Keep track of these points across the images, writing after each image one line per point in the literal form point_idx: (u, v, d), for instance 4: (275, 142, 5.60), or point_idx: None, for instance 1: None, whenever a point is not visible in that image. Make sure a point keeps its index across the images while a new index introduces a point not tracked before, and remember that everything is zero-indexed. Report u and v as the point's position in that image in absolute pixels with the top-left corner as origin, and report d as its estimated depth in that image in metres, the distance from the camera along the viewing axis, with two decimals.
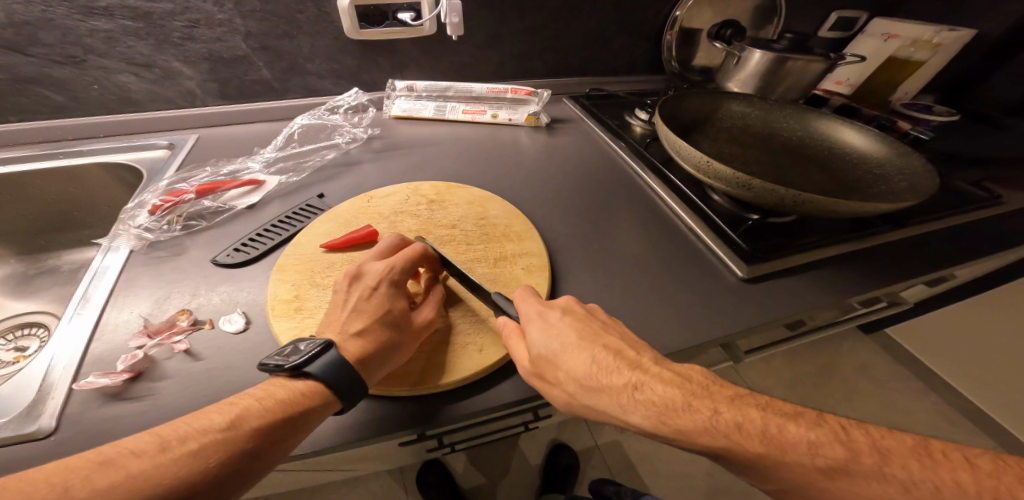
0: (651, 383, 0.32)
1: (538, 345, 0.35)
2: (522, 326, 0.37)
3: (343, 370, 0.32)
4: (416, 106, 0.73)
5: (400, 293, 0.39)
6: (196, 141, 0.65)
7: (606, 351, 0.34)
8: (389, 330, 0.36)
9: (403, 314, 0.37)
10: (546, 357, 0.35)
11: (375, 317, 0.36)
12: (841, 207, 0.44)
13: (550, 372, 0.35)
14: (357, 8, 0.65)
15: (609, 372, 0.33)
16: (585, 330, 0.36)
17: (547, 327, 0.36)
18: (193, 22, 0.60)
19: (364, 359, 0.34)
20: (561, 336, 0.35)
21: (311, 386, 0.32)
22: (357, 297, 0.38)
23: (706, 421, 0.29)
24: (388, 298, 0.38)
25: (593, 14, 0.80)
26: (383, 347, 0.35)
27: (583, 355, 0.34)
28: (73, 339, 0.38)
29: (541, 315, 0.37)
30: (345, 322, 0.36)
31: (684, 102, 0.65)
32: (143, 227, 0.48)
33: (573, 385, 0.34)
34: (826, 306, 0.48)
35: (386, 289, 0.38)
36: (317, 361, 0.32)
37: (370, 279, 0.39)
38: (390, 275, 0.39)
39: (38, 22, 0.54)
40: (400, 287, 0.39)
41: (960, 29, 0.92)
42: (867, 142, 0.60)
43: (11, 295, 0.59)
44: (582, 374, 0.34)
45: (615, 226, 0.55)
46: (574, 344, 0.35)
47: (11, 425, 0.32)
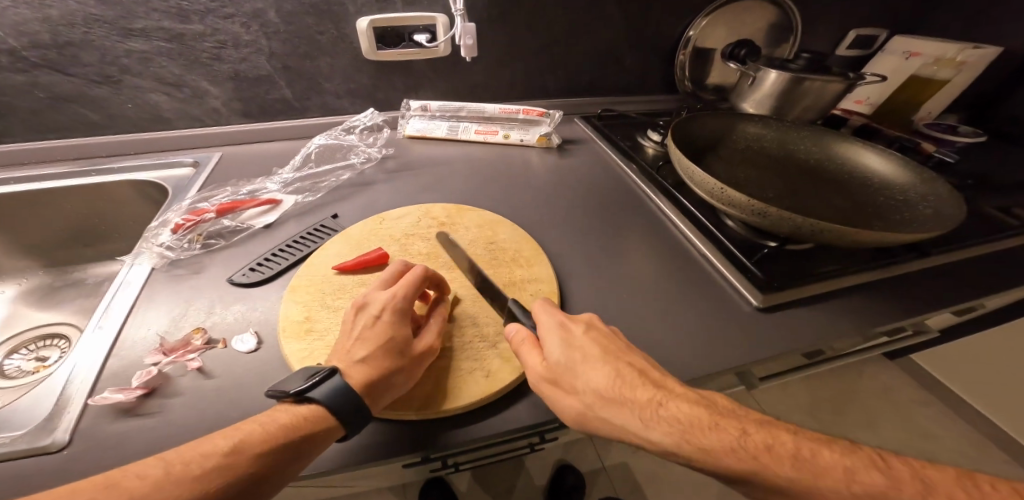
0: (675, 400, 0.31)
1: (557, 354, 0.35)
2: (540, 339, 0.37)
3: (348, 397, 0.32)
4: (429, 126, 0.74)
5: (404, 320, 0.39)
6: (219, 159, 0.67)
7: (629, 367, 0.34)
8: (393, 357, 0.36)
9: (407, 342, 0.37)
10: (565, 367, 0.34)
11: (378, 346, 0.36)
12: (861, 237, 0.43)
13: (567, 380, 0.34)
14: (376, 29, 0.67)
15: (632, 386, 0.32)
16: (607, 345, 0.36)
17: (569, 339, 0.36)
18: (221, 43, 0.63)
19: (368, 388, 0.33)
20: (581, 347, 0.35)
21: (314, 411, 0.32)
22: (362, 325, 0.38)
23: (733, 441, 0.28)
24: (392, 325, 0.38)
25: (606, 34, 0.81)
26: (387, 374, 0.35)
27: (603, 367, 0.34)
28: (93, 352, 0.39)
29: (563, 327, 0.37)
30: (351, 348, 0.36)
31: (697, 123, 0.64)
32: (166, 245, 0.50)
33: (590, 396, 0.33)
34: (846, 336, 0.46)
35: (390, 317, 0.38)
36: (320, 387, 0.33)
37: (374, 307, 0.39)
38: (393, 303, 0.39)
39: (79, 43, 0.58)
40: (404, 313, 0.39)
41: (984, 46, 0.90)
42: (890, 167, 0.58)
43: (37, 305, 0.62)
44: (599, 384, 0.33)
45: (626, 252, 0.54)
46: (593, 355, 0.35)
47: (26, 438, 0.32)
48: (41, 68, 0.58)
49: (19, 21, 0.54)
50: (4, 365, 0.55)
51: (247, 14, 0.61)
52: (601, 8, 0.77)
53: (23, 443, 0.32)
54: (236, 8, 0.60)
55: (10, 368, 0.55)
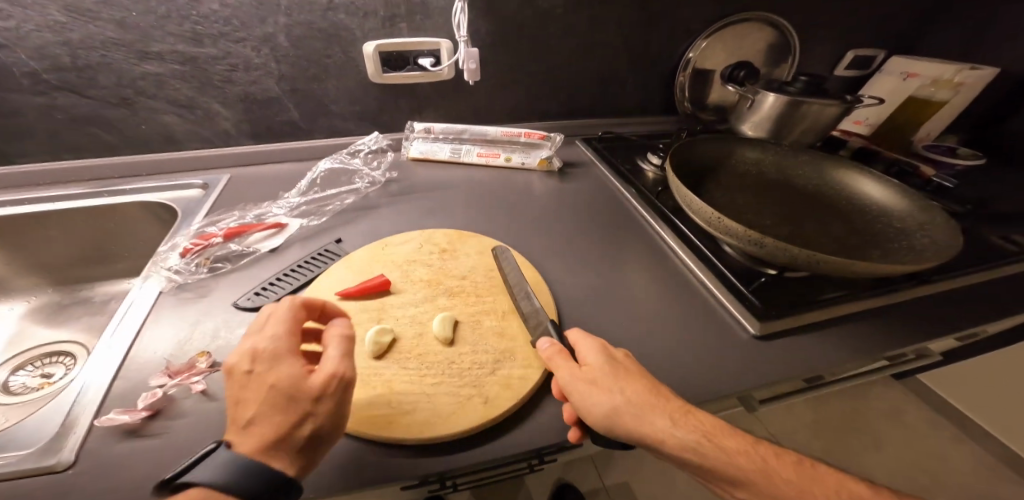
0: (699, 411, 0.35)
1: (598, 359, 0.37)
2: (580, 347, 0.39)
3: (245, 463, 0.27)
4: (432, 148, 0.76)
5: (285, 358, 0.34)
6: (228, 180, 0.68)
7: (658, 384, 0.37)
8: (284, 405, 0.31)
9: (293, 383, 0.32)
10: (604, 370, 0.36)
11: (261, 399, 0.31)
12: (858, 268, 0.43)
13: (606, 380, 0.35)
14: (382, 53, 0.69)
15: (663, 396, 0.35)
16: (639, 364, 0.39)
17: (607, 351, 0.38)
18: (232, 66, 0.65)
19: (266, 449, 0.29)
20: (620, 360, 0.38)
21: (198, 495, 0.26)
22: (236, 387, 0.32)
23: (744, 447, 0.33)
24: (267, 374, 0.32)
25: (606, 57, 0.83)
26: (284, 427, 0.30)
27: (640, 378, 0.36)
28: (102, 371, 0.40)
29: (600, 341, 0.40)
30: (234, 416, 0.31)
31: (696, 148, 0.65)
32: (174, 269, 0.51)
33: (627, 395, 0.34)
34: (847, 363, 0.46)
35: (265, 366, 0.33)
36: (198, 468, 0.27)
37: (242, 362, 0.33)
38: (256, 350, 0.34)
39: (97, 66, 0.60)
40: (282, 353, 0.34)
41: (982, 68, 0.90)
42: (886, 193, 0.59)
43: (45, 323, 0.63)
44: (636, 388, 0.35)
45: (626, 278, 0.55)
46: (630, 368, 0.37)
47: (33, 458, 0.33)
48: (60, 90, 0.60)
49: (41, 45, 0.56)
50: (10, 381, 0.56)
51: (258, 38, 0.63)
52: (601, 32, 0.79)
53: (29, 462, 0.33)
54: (248, 32, 0.62)
55: (15, 384, 0.55)
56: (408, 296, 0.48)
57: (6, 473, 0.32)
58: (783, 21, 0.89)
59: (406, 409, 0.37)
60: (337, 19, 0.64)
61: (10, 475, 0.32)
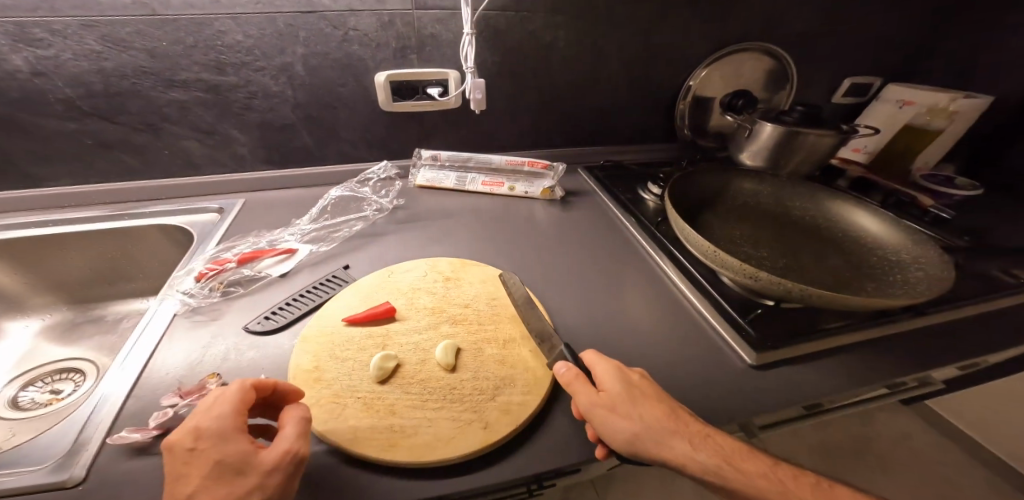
0: (718, 435, 0.36)
1: (615, 385, 0.38)
2: (600, 372, 0.40)
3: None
4: (438, 176, 0.78)
5: (235, 434, 0.32)
6: (243, 205, 0.71)
7: (678, 407, 0.38)
8: (231, 481, 0.29)
9: (243, 458, 0.30)
10: (623, 395, 0.37)
11: (201, 477, 0.29)
12: (854, 303, 0.44)
13: (624, 406, 0.36)
14: (392, 82, 0.72)
15: (683, 419, 0.36)
16: (659, 388, 0.39)
17: (625, 375, 0.39)
18: (252, 94, 0.68)
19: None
20: (638, 384, 0.39)
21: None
22: (176, 467, 0.30)
23: (765, 469, 0.34)
24: (215, 450, 0.30)
25: (608, 87, 0.86)
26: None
27: (659, 403, 0.37)
28: (117, 388, 0.42)
29: (617, 366, 0.40)
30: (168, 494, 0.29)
31: (694, 180, 0.68)
32: (188, 292, 0.53)
33: (646, 421, 0.35)
34: (844, 393, 0.47)
35: (212, 440, 0.31)
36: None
37: (186, 440, 0.31)
38: (205, 426, 0.32)
39: (128, 93, 0.63)
40: (230, 428, 0.32)
41: (977, 97, 0.92)
42: (881, 224, 0.61)
43: (58, 340, 0.65)
44: (655, 413, 0.36)
45: (625, 308, 0.56)
46: (650, 392, 0.38)
47: (46, 472, 0.34)
48: (91, 116, 0.64)
49: (77, 73, 0.59)
50: (20, 397, 0.57)
51: (276, 67, 0.67)
52: (603, 64, 0.82)
53: (42, 477, 0.34)
54: (268, 62, 0.66)
55: (25, 400, 0.57)
56: (412, 324, 0.50)
57: (20, 488, 0.33)
58: (780, 50, 0.92)
59: (406, 432, 0.38)
60: (352, 50, 0.68)
61: (25, 489, 0.33)
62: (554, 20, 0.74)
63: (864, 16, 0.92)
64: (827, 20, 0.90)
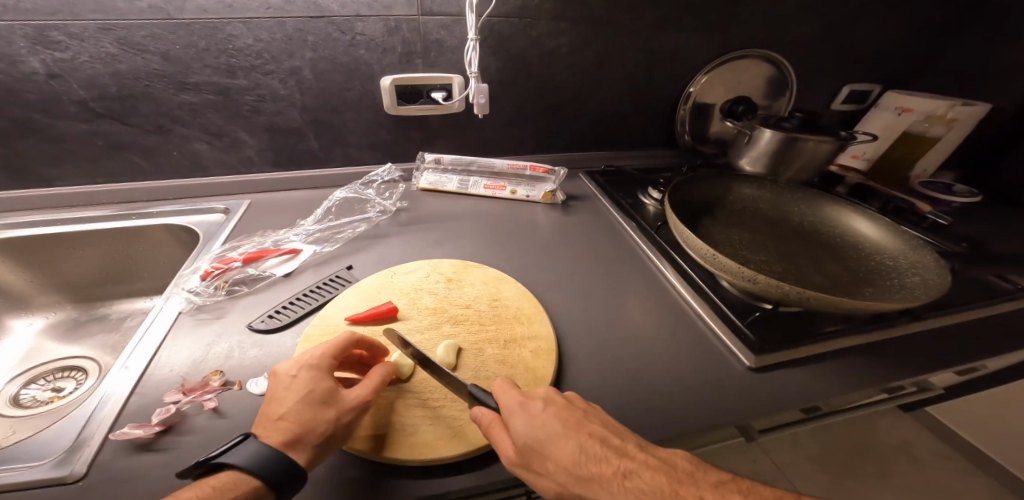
0: (638, 470, 0.33)
1: (522, 436, 0.35)
2: (505, 416, 0.36)
3: (266, 454, 0.32)
4: (441, 179, 0.79)
5: (325, 373, 0.39)
6: (248, 206, 0.72)
7: (590, 438, 0.35)
8: (315, 409, 0.36)
9: (329, 393, 0.37)
10: (533, 447, 0.35)
11: (294, 403, 0.36)
12: (847, 305, 0.45)
13: (538, 462, 0.34)
14: (397, 86, 0.73)
15: (596, 461, 0.33)
16: (570, 420, 0.36)
17: (530, 418, 0.36)
18: (260, 97, 0.69)
19: (285, 448, 0.33)
20: (543, 426, 0.35)
21: (225, 480, 0.31)
22: (280, 388, 0.38)
23: None
24: (310, 382, 0.37)
25: (610, 93, 0.87)
26: (308, 427, 0.35)
27: (568, 444, 0.34)
28: (120, 386, 0.42)
29: (522, 407, 0.37)
30: (267, 411, 0.36)
31: (694, 186, 0.69)
32: (194, 291, 0.54)
33: (561, 474, 0.34)
34: (840, 395, 0.47)
35: (308, 373, 0.38)
36: (231, 452, 0.32)
37: (292, 368, 0.39)
38: (310, 361, 0.39)
39: (141, 95, 0.65)
40: (324, 367, 0.39)
41: (976, 104, 0.92)
42: (878, 230, 0.62)
43: (61, 338, 0.65)
44: (570, 462, 0.34)
45: (625, 310, 0.57)
46: (557, 432, 0.35)
47: (49, 468, 0.35)
48: (104, 118, 0.65)
49: (92, 75, 0.61)
50: (21, 395, 0.58)
51: (285, 71, 0.68)
52: (606, 70, 0.84)
53: (44, 472, 0.34)
54: (277, 66, 0.67)
55: (26, 398, 0.57)
56: (414, 324, 0.51)
57: (23, 483, 0.33)
58: (780, 58, 0.93)
59: (404, 429, 0.39)
60: (359, 55, 0.69)
61: (27, 484, 0.33)
62: (558, 27, 0.75)
63: (862, 26, 0.93)
64: (827, 30, 0.92)
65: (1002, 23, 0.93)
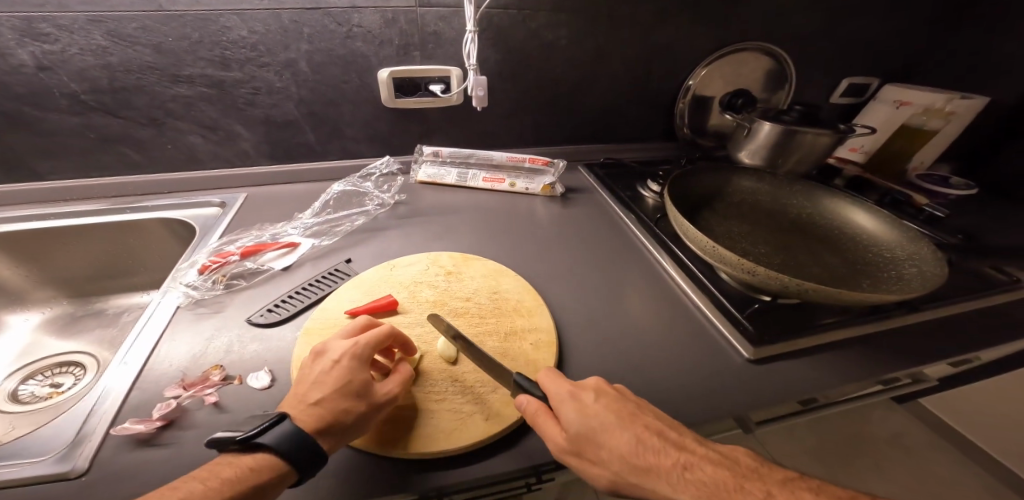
0: (700, 464, 0.33)
1: (576, 425, 0.35)
2: (557, 405, 0.36)
3: (297, 440, 0.33)
4: (440, 172, 0.79)
5: (363, 365, 0.39)
6: (245, 199, 0.72)
7: (647, 431, 0.35)
8: (349, 398, 0.37)
9: (364, 385, 0.38)
10: (588, 436, 0.35)
11: (331, 391, 0.37)
12: (848, 298, 0.45)
13: (591, 451, 0.34)
14: (395, 79, 0.73)
15: (655, 452, 0.33)
16: (624, 411, 0.36)
17: (582, 408, 0.36)
18: (255, 90, 0.68)
19: (316, 434, 0.34)
20: (597, 416, 0.35)
21: (261, 460, 0.32)
22: (320, 371, 0.39)
23: None
24: (350, 371, 0.38)
25: (608, 86, 0.87)
26: (340, 416, 0.36)
27: (624, 435, 0.34)
28: (118, 382, 0.42)
29: (573, 397, 0.37)
30: (306, 393, 0.37)
31: (693, 178, 0.68)
32: (192, 285, 0.53)
33: (616, 463, 0.34)
34: (838, 386, 0.48)
35: (349, 362, 0.39)
36: (267, 433, 0.33)
37: (334, 353, 0.40)
38: (354, 349, 0.40)
39: (133, 88, 0.64)
40: (364, 358, 0.40)
41: (974, 97, 0.92)
42: (876, 223, 0.62)
43: (58, 333, 0.65)
44: (625, 452, 0.34)
45: (624, 302, 0.57)
46: (614, 424, 0.35)
47: (49, 464, 0.35)
48: (96, 111, 0.64)
49: (83, 68, 0.60)
50: (20, 391, 0.57)
51: (281, 63, 0.67)
52: (605, 63, 0.83)
53: (46, 468, 0.34)
54: (272, 58, 0.66)
55: (25, 394, 0.57)
56: (415, 316, 0.50)
57: (24, 478, 0.33)
58: (779, 50, 0.93)
59: (411, 421, 0.39)
60: (356, 47, 0.68)
61: (28, 480, 0.33)
62: (557, 19, 0.75)
63: (863, 19, 0.93)
64: (827, 22, 0.91)
65: (1001, 15, 0.92)
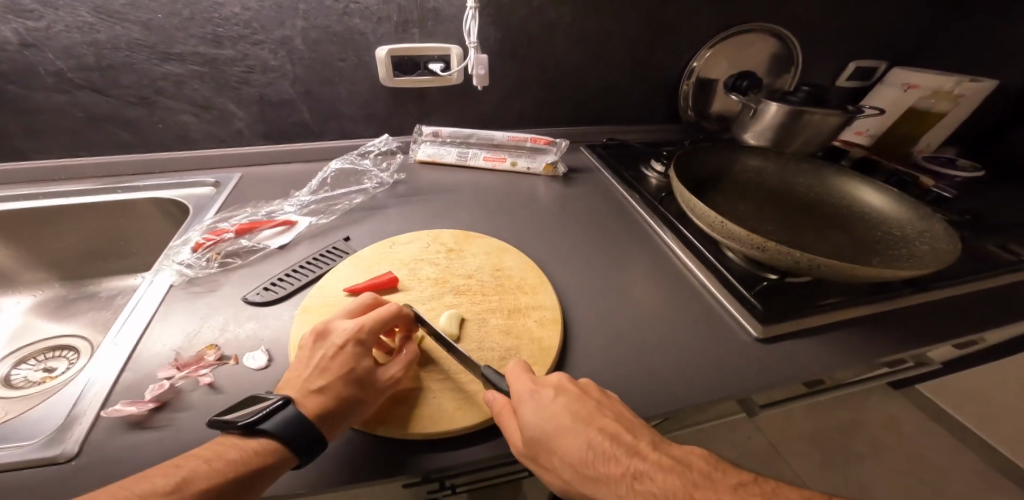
0: (651, 473, 0.31)
1: (529, 430, 0.34)
2: (514, 404, 0.35)
3: (300, 426, 0.32)
4: (440, 152, 0.77)
5: (367, 350, 0.38)
6: (240, 179, 0.70)
7: (601, 434, 0.33)
8: (352, 385, 0.36)
9: (368, 372, 0.37)
10: (540, 441, 0.33)
11: (336, 378, 0.36)
12: (859, 272, 0.44)
13: (544, 456, 0.33)
14: (393, 57, 0.71)
15: (606, 460, 0.32)
16: (580, 412, 0.34)
17: (537, 409, 0.34)
18: (249, 68, 0.66)
19: (318, 421, 0.33)
20: (552, 418, 0.34)
21: (266, 443, 0.31)
22: (323, 355, 0.38)
23: None
24: (354, 357, 0.37)
25: (612, 66, 0.84)
26: (345, 404, 0.35)
27: (576, 439, 0.33)
28: (109, 366, 0.40)
29: (532, 395, 0.35)
30: (307, 379, 0.36)
31: (700, 156, 0.67)
32: (185, 263, 0.52)
33: (568, 471, 0.33)
34: (847, 366, 0.47)
35: (353, 347, 0.38)
36: (271, 418, 0.32)
37: (338, 337, 0.39)
38: (358, 334, 0.39)
39: (121, 66, 0.61)
40: (369, 343, 0.39)
41: (983, 80, 0.90)
42: (884, 202, 0.60)
43: (50, 316, 0.63)
44: (577, 459, 0.33)
45: (629, 281, 0.56)
46: (567, 427, 0.33)
47: (36, 448, 0.33)
48: (83, 90, 0.62)
49: (69, 45, 0.58)
50: (12, 375, 0.56)
51: (275, 41, 0.65)
52: (609, 42, 0.81)
53: (33, 452, 0.33)
54: (266, 35, 0.64)
55: (17, 378, 0.56)
56: (415, 294, 0.49)
57: (10, 462, 0.32)
58: (786, 32, 0.90)
59: (414, 401, 0.38)
60: (353, 24, 0.66)
61: (16, 465, 0.32)
62: None
63: None
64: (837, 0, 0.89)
65: None
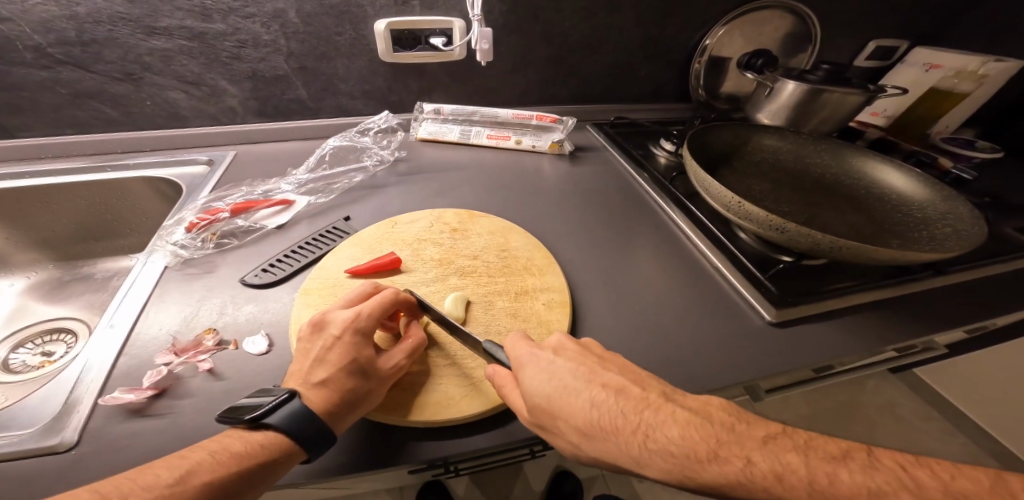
0: (663, 428, 0.29)
1: (532, 395, 0.32)
2: (515, 373, 0.34)
3: (305, 421, 0.31)
4: (441, 129, 0.74)
5: (368, 340, 0.37)
6: (234, 157, 0.68)
7: (605, 389, 0.32)
8: (355, 377, 0.34)
9: (371, 362, 0.36)
10: (543, 406, 0.32)
11: (336, 370, 0.34)
12: (884, 257, 0.42)
13: (549, 421, 0.32)
14: (392, 31, 0.67)
15: (612, 416, 0.31)
16: (581, 370, 0.34)
17: (542, 372, 0.34)
18: (241, 43, 0.63)
19: (322, 414, 0.32)
20: (557, 376, 0.33)
21: (272, 438, 0.30)
22: (321, 347, 0.36)
23: (736, 473, 0.27)
24: (353, 347, 0.36)
25: (621, 41, 0.81)
26: (349, 396, 0.34)
27: (581, 399, 0.32)
28: (106, 350, 0.39)
29: (533, 358, 0.35)
30: (308, 371, 0.35)
31: (714, 134, 0.64)
32: (179, 244, 0.50)
33: (575, 434, 0.31)
34: (863, 353, 0.45)
35: (352, 337, 0.36)
36: (278, 412, 0.31)
37: (335, 327, 0.37)
38: (356, 323, 0.37)
39: (104, 40, 0.58)
40: (369, 332, 0.37)
41: (1008, 60, 0.86)
42: (907, 182, 0.58)
43: (45, 298, 0.62)
44: (582, 421, 0.31)
45: (638, 263, 0.54)
46: (571, 388, 0.32)
47: (35, 437, 0.32)
48: (65, 65, 0.59)
49: (47, 18, 0.54)
50: (10, 359, 0.55)
51: (267, 14, 0.61)
52: (619, 15, 0.77)
53: (29, 442, 0.32)
54: (258, 8, 0.60)
55: (15, 362, 0.55)
56: (419, 275, 0.48)
57: (5, 453, 0.31)
58: (806, 8, 0.86)
59: (422, 389, 0.37)
60: None
61: (12, 454, 0.31)
62: None
63: None
64: None
65: None
